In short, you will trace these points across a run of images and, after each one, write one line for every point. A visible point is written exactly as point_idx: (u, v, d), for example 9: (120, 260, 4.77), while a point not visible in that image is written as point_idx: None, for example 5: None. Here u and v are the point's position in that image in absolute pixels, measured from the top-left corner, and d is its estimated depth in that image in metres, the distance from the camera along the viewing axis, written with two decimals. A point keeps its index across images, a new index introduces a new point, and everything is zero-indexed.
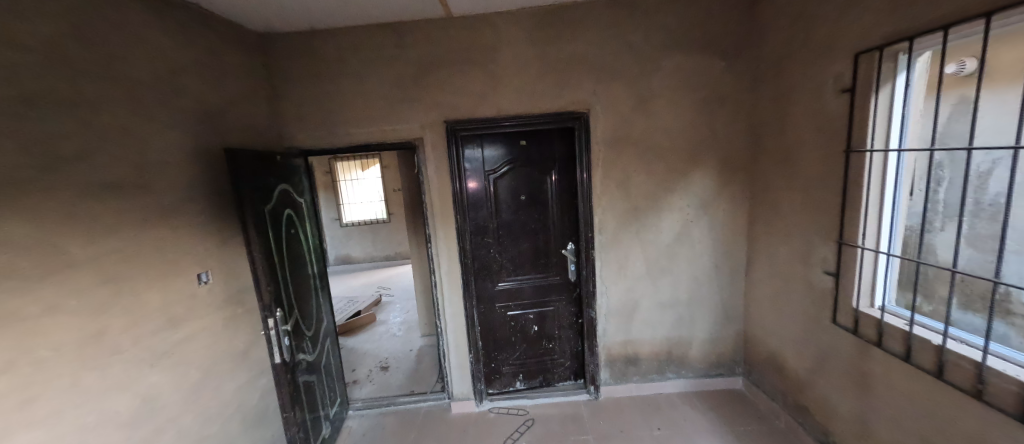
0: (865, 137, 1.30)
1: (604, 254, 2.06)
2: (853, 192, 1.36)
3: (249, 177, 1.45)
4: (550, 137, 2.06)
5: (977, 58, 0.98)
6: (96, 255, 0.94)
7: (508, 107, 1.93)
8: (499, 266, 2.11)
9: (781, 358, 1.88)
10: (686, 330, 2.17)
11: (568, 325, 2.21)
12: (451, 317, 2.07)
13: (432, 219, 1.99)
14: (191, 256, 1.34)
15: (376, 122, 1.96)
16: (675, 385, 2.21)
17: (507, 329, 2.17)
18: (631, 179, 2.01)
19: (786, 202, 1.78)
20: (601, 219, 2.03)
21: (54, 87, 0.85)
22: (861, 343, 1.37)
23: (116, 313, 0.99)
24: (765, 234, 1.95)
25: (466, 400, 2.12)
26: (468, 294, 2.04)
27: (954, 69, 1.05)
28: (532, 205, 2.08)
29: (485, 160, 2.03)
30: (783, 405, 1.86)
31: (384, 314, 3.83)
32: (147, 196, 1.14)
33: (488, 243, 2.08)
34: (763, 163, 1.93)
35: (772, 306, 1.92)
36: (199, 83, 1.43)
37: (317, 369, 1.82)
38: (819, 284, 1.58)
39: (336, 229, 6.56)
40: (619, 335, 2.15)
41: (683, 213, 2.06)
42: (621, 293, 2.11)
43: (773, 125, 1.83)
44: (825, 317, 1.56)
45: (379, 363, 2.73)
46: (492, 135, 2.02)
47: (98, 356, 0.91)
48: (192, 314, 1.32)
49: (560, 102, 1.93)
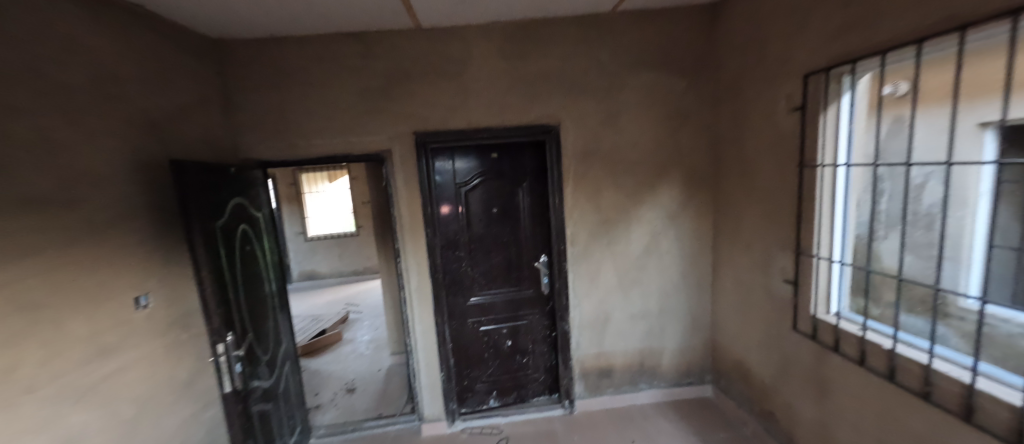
0: (815, 153, 1.37)
1: (576, 267, 2.06)
2: (807, 205, 1.42)
3: (199, 190, 1.35)
4: (522, 149, 2.06)
5: (908, 82, 1.12)
6: (14, 279, 0.82)
7: (479, 119, 1.92)
8: (470, 281, 2.07)
9: (747, 366, 1.92)
10: (657, 341, 2.20)
11: (542, 339, 2.18)
12: (421, 334, 1.99)
13: (401, 234, 1.93)
14: (125, 278, 1.22)
15: (343, 133, 1.89)
16: (647, 395, 2.22)
17: (480, 345, 2.12)
18: (603, 191, 2.03)
19: (746, 214, 1.85)
20: (574, 231, 2.04)
21: None
22: (819, 349, 1.42)
23: (34, 345, 0.87)
24: (728, 245, 2.02)
25: (438, 421, 2.04)
26: (439, 310, 1.98)
27: (889, 90, 1.18)
28: (504, 217, 2.06)
29: (456, 172, 2.00)
30: (750, 412, 1.90)
31: (351, 333, 3.66)
32: (76, 213, 1.03)
33: (460, 257, 2.04)
34: (725, 177, 2.01)
35: (737, 315, 1.98)
36: (143, 90, 1.33)
37: (273, 396, 1.70)
38: (780, 294, 1.64)
39: (301, 244, 6.29)
40: (593, 347, 2.14)
41: (652, 225, 2.10)
42: (594, 305, 2.11)
43: (733, 140, 1.92)
44: (785, 325, 1.61)
45: (345, 385, 2.59)
46: (463, 147, 2.00)
47: (11, 396, 0.78)
48: (127, 342, 1.19)
49: (531, 116, 1.94)
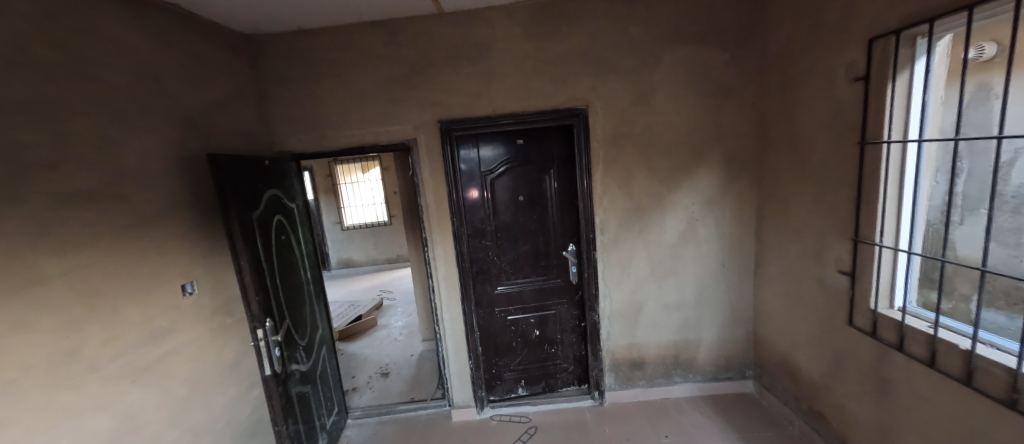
0: (881, 128, 1.20)
1: (606, 255, 1.99)
2: (869, 188, 1.27)
3: (236, 181, 1.38)
4: (548, 135, 1.99)
5: (995, 43, 0.91)
6: (69, 268, 0.88)
7: (503, 104, 1.87)
8: (497, 269, 2.05)
9: (794, 361, 1.79)
10: (693, 333, 2.09)
11: (571, 329, 2.13)
12: (450, 322, 2.01)
13: (429, 224, 1.93)
14: (177, 266, 1.28)
15: (368, 123, 1.90)
16: (682, 389, 2.13)
17: (507, 334, 2.10)
18: (634, 176, 1.93)
19: (796, 199, 1.69)
20: (603, 219, 1.96)
21: (27, 95, 0.82)
22: (881, 347, 1.28)
23: (92, 329, 0.93)
24: (774, 232, 1.87)
25: (467, 407, 2.07)
26: (466, 299, 1.98)
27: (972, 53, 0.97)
28: (531, 205, 2.01)
29: (482, 160, 1.97)
30: (796, 410, 1.78)
31: (385, 319, 3.79)
32: (126, 205, 1.09)
33: (487, 245, 2.02)
34: (772, 158, 1.84)
35: (783, 307, 1.83)
36: (182, 86, 1.38)
37: (312, 378, 1.76)
38: (834, 286, 1.49)
39: (339, 233, 6.55)
40: (624, 338, 2.07)
41: (689, 212, 1.98)
42: (625, 295, 2.04)
43: (782, 117, 1.74)
44: (840, 319, 1.47)
45: (379, 370, 2.68)
46: (489, 134, 1.95)
47: (73, 375, 0.86)
48: (179, 326, 1.26)
49: (557, 99, 1.86)
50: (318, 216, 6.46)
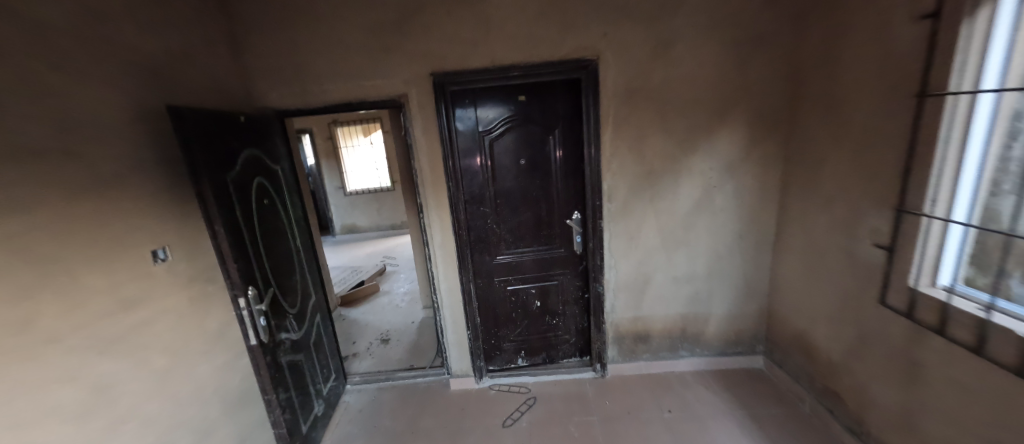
0: (950, 75, 0.98)
1: (613, 224, 1.84)
2: (924, 150, 1.07)
3: (205, 136, 1.23)
4: (552, 91, 1.79)
5: None
6: (24, 231, 0.78)
7: (502, 56, 1.66)
8: (497, 238, 1.92)
9: (809, 338, 1.68)
10: (704, 307, 1.96)
11: (573, 301, 2.02)
12: (447, 292, 1.92)
13: (424, 188, 1.79)
14: (147, 230, 1.18)
15: (354, 79, 1.72)
16: (688, 363, 2.05)
17: (507, 305, 2.01)
18: (646, 138, 1.75)
19: (830, 162, 1.49)
20: (611, 185, 1.80)
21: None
22: (916, 328, 1.14)
23: (49, 298, 0.84)
24: (800, 200, 1.69)
25: (466, 377, 2.04)
26: (464, 268, 1.87)
27: None
28: (533, 170, 1.85)
29: (480, 119, 1.79)
30: (809, 389, 1.69)
31: (388, 285, 3.79)
32: (84, 162, 0.97)
33: (486, 213, 1.88)
34: (805, 115, 1.62)
35: (803, 281, 1.69)
36: (145, 29, 1.21)
37: (305, 347, 1.71)
38: (864, 259, 1.34)
39: (341, 199, 6.50)
40: (629, 312, 1.96)
41: (705, 177, 1.80)
42: (631, 266, 1.89)
43: (820, 70, 1.51)
44: (868, 295, 1.33)
45: (379, 336, 2.69)
46: (487, 90, 1.76)
47: (30, 347, 0.78)
48: (152, 294, 1.17)
49: (563, 50, 1.65)
50: (320, 182, 6.40)
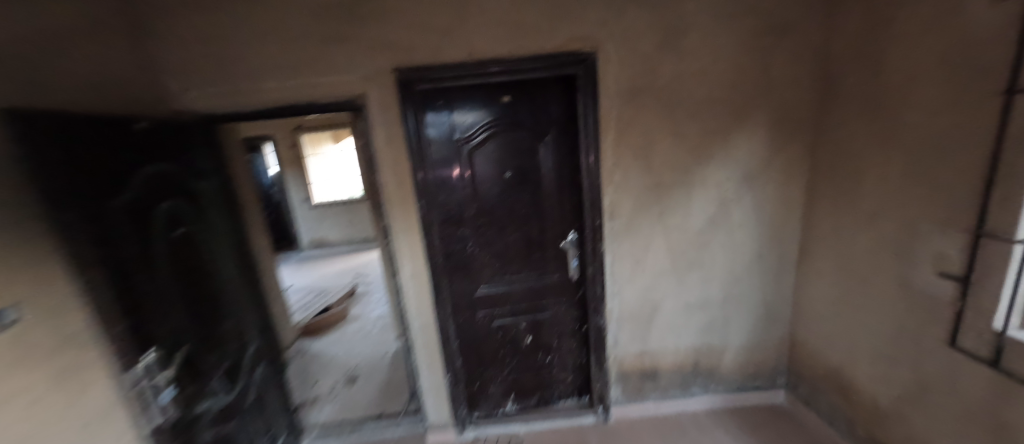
0: None
1: (615, 246, 1.57)
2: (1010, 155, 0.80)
3: (69, 145, 0.82)
4: (543, 90, 1.50)
5: None
6: None
7: (483, 47, 1.35)
8: (480, 264, 1.62)
9: (846, 377, 1.45)
10: (718, 338, 1.71)
11: (570, 334, 1.75)
12: (421, 332, 1.59)
13: (390, 209, 1.48)
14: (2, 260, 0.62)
15: (296, 74, 1.34)
16: (700, 401, 1.81)
17: (493, 341, 1.73)
18: (654, 146, 1.49)
19: (869, 174, 1.26)
20: (613, 201, 1.53)
21: None
22: (999, 382, 0.89)
23: None
24: (830, 218, 1.46)
25: (445, 428, 1.75)
26: (440, 303, 1.56)
27: None
28: (521, 183, 1.56)
29: (456, 125, 1.49)
30: (846, 433, 1.47)
31: (359, 308, 3.43)
32: None
33: (465, 235, 1.58)
34: (833, 120, 1.40)
35: (836, 311, 1.47)
36: None
37: (234, 411, 1.36)
38: (924, 292, 1.10)
39: (309, 210, 6.08)
40: (635, 345, 1.70)
41: (721, 191, 1.54)
42: (637, 294, 1.62)
43: (855, 64, 1.28)
44: (931, 336, 1.08)
45: (346, 374, 2.36)
46: (464, 89, 1.46)
47: None
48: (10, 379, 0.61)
49: (556, 40, 1.36)
50: (285, 193, 5.96)
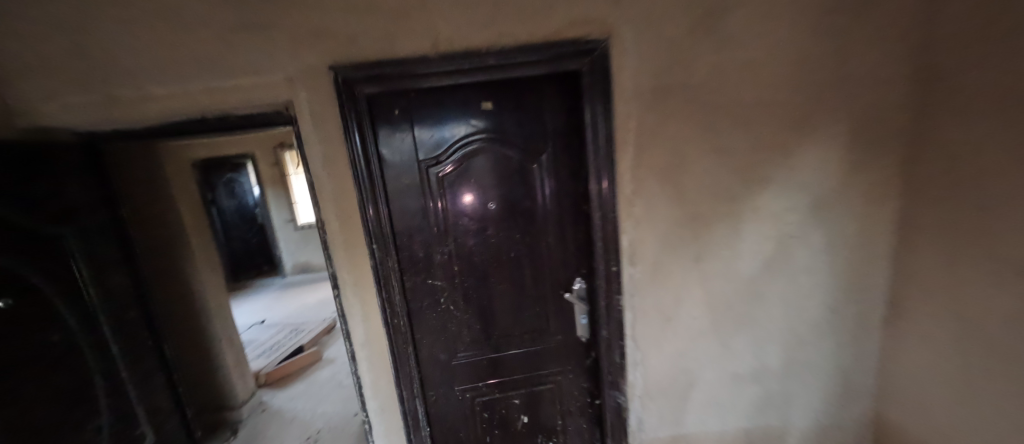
0: None
1: (637, 300, 1.17)
2: None
3: None
4: (536, 93, 1.12)
5: None
6: None
7: (453, 35, 0.97)
8: (457, 325, 1.24)
9: None
10: (777, 417, 1.29)
11: (579, 412, 1.35)
12: (381, 418, 1.20)
13: (332, 259, 1.09)
14: None
15: (193, 77, 0.96)
16: None
17: (478, 421, 1.33)
18: (686, 169, 1.09)
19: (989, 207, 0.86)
20: (634, 241, 1.13)
21: None
22: None
23: None
24: (929, 264, 1.05)
25: None
26: (405, 381, 1.17)
27: None
28: (509, 217, 1.18)
29: (420, 142, 1.11)
30: None
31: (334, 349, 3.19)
32: None
33: (437, 287, 1.20)
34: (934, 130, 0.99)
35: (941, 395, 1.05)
36: None
37: None
38: None
39: (293, 232, 5.85)
40: (665, 427, 1.29)
41: (782, 228, 1.13)
42: (668, 362, 1.22)
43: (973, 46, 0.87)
44: None
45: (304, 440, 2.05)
46: (430, 94, 1.09)
47: None
48: None
49: (553, 24, 0.98)
50: (267, 214, 5.71)
